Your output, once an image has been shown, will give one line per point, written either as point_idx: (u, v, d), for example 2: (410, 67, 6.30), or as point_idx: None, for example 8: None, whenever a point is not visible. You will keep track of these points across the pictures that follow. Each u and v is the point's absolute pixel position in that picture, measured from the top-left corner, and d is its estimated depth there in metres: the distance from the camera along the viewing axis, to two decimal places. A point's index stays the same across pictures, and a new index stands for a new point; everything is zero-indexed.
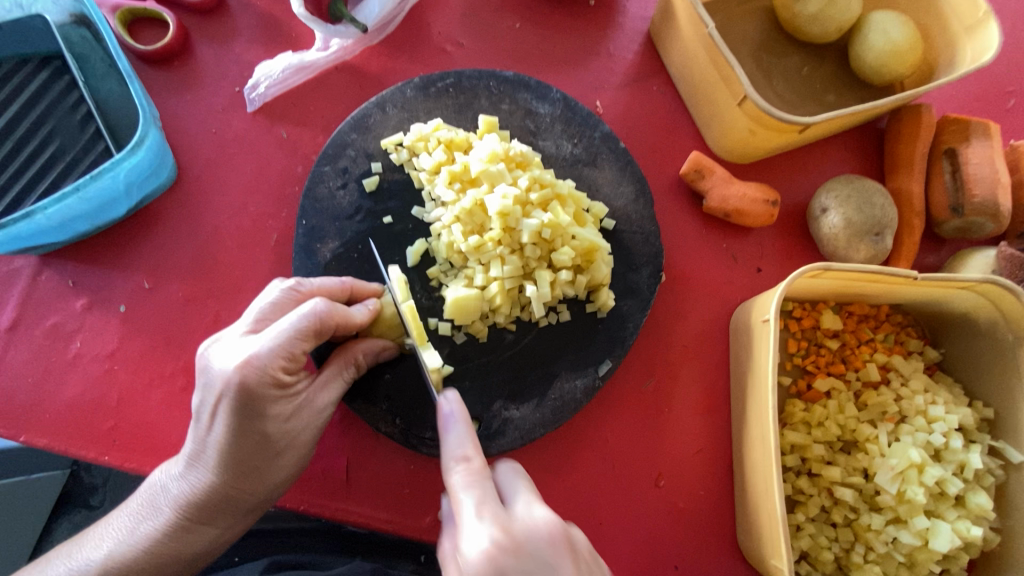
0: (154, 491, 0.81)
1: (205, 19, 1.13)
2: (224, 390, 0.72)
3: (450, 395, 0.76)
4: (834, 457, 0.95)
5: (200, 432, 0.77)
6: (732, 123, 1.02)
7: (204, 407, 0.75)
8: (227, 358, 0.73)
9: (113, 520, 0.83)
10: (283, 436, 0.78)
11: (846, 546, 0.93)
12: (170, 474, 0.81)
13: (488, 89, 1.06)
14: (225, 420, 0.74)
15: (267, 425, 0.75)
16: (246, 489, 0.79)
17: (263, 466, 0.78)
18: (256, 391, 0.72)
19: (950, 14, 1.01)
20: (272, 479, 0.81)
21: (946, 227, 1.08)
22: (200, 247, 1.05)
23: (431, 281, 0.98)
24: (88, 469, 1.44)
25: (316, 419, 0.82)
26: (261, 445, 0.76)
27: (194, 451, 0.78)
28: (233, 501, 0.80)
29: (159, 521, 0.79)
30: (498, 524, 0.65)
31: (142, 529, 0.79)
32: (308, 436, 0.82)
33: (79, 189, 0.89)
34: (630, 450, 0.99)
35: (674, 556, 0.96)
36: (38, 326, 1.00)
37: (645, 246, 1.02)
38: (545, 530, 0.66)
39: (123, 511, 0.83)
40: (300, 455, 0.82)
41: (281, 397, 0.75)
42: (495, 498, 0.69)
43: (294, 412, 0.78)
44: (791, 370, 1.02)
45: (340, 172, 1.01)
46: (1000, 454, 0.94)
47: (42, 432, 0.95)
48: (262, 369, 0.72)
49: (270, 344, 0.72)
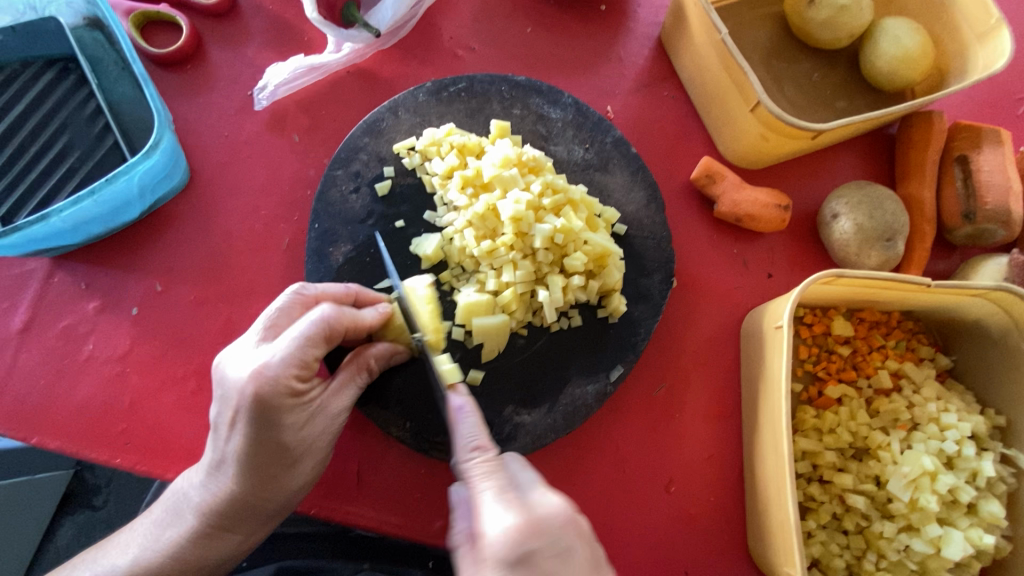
0: (177, 498, 0.82)
1: (217, 22, 1.13)
2: (239, 403, 0.72)
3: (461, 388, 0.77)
4: (846, 464, 0.95)
5: (219, 442, 0.77)
6: (744, 128, 1.03)
7: (221, 418, 0.75)
8: (239, 368, 0.73)
9: (138, 526, 0.83)
10: (299, 444, 0.78)
11: (858, 554, 0.92)
12: (192, 481, 0.81)
13: (499, 93, 1.06)
14: (243, 431, 0.74)
15: (283, 434, 0.75)
16: (266, 496, 0.79)
17: (281, 473, 0.79)
18: (270, 403, 0.72)
19: (962, 21, 1.01)
20: (291, 485, 0.81)
21: (957, 234, 1.07)
22: (212, 250, 1.05)
23: (443, 285, 0.98)
24: (92, 470, 1.42)
25: (331, 425, 0.82)
26: (278, 454, 0.76)
27: (214, 461, 0.78)
28: (254, 507, 0.80)
29: (182, 529, 0.80)
30: (520, 509, 0.65)
31: (166, 535, 0.80)
32: (324, 441, 0.82)
33: (93, 192, 0.89)
34: (641, 456, 0.99)
35: (684, 562, 0.96)
36: (51, 328, 1.00)
37: (656, 251, 1.02)
38: (566, 513, 0.66)
39: (147, 517, 0.84)
40: (317, 460, 0.83)
41: (297, 406, 0.75)
42: (514, 485, 0.69)
43: (309, 419, 0.78)
44: (802, 376, 1.02)
45: (352, 176, 1.01)
46: (1011, 462, 0.94)
47: (54, 434, 0.95)
48: (275, 380, 0.72)
49: (280, 354, 0.73)
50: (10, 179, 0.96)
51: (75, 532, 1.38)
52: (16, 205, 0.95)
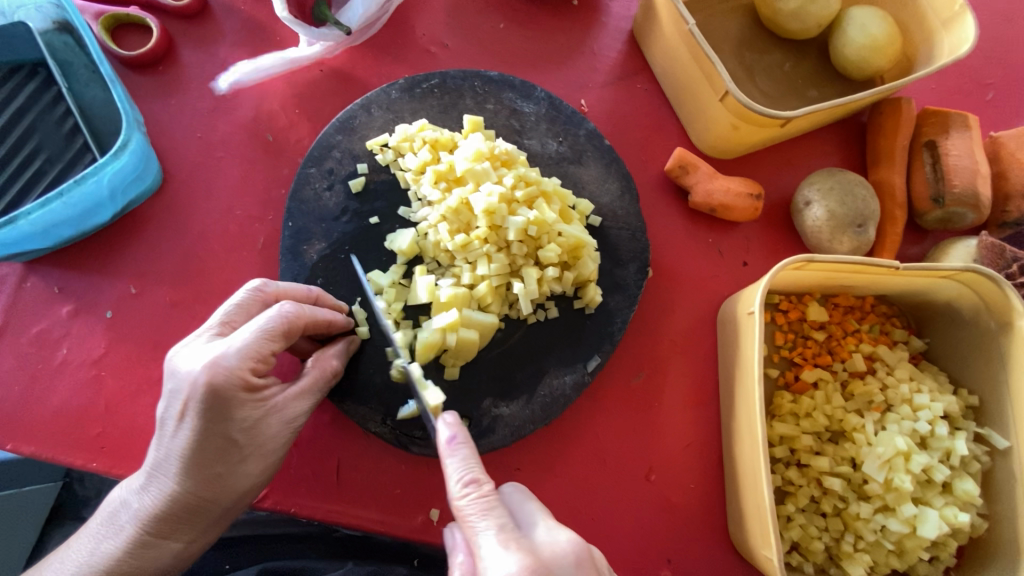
0: (116, 508, 0.80)
1: (189, 24, 1.13)
2: (192, 393, 0.73)
3: (450, 419, 0.74)
4: (822, 447, 0.96)
5: (163, 440, 0.76)
6: (715, 118, 1.03)
7: (169, 412, 0.75)
8: (194, 361, 0.74)
9: (74, 542, 0.81)
10: (248, 443, 0.77)
11: (836, 535, 0.93)
12: (131, 488, 0.80)
13: (472, 89, 1.06)
14: (190, 424, 0.74)
15: (231, 428, 0.75)
16: (210, 497, 0.78)
17: (227, 472, 0.78)
18: (224, 393, 0.73)
19: (926, 9, 1.03)
20: (238, 486, 0.80)
21: (928, 218, 1.09)
22: (187, 252, 1.04)
23: (403, 280, 0.98)
24: (81, 481, 1.40)
25: (285, 427, 0.81)
26: (224, 451, 0.76)
27: (156, 461, 0.78)
28: (198, 509, 0.78)
29: (121, 538, 0.78)
30: (524, 552, 0.65)
31: (103, 547, 0.78)
32: (277, 443, 0.81)
33: (62, 193, 0.89)
34: (620, 445, 1.00)
35: (665, 549, 0.97)
36: (25, 333, 0.99)
37: (631, 242, 1.02)
38: (570, 553, 0.67)
39: (85, 532, 0.81)
40: (268, 461, 0.81)
41: (249, 400, 0.76)
42: (513, 521, 0.69)
43: (261, 417, 0.77)
44: (778, 362, 1.03)
45: (326, 174, 1.01)
46: (985, 441, 0.95)
47: (30, 439, 0.95)
48: (230, 371, 0.73)
49: (236, 346, 0.74)
50: (9, 173, 0.96)
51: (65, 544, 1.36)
52: (12, 198, 0.95)
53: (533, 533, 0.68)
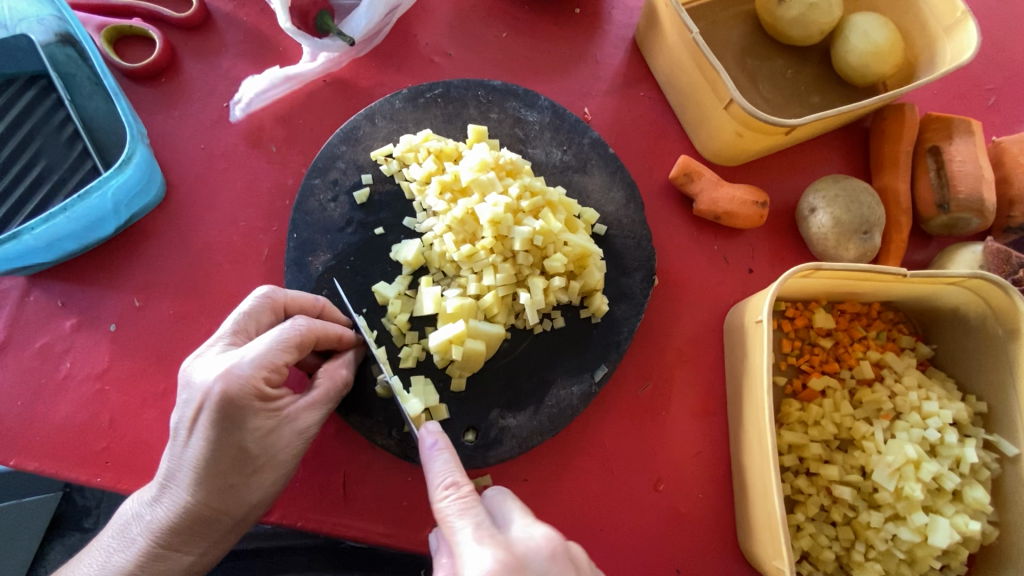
0: (127, 520, 0.79)
1: (191, 35, 1.13)
2: (206, 402, 0.72)
3: (433, 426, 0.77)
4: (831, 456, 0.95)
5: (177, 451, 0.76)
6: (719, 126, 1.03)
7: (183, 422, 0.74)
8: (208, 371, 0.74)
9: (83, 557, 0.79)
10: (261, 453, 0.77)
11: (847, 544, 0.92)
12: (143, 500, 0.79)
13: (476, 98, 1.06)
14: (205, 433, 0.73)
15: (245, 438, 0.74)
16: (223, 508, 0.77)
17: (241, 483, 0.77)
18: (239, 402, 0.72)
19: (929, 15, 1.03)
20: (251, 497, 0.79)
21: (933, 223, 1.08)
22: (191, 263, 1.04)
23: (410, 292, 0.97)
24: (81, 491, 1.38)
25: (297, 438, 0.80)
26: (238, 461, 0.75)
27: (169, 471, 0.77)
28: (211, 521, 0.77)
29: (132, 551, 0.76)
30: (498, 546, 0.64)
31: (112, 560, 0.76)
32: (289, 454, 0.80)
33: (66, 208, 0.88)
34: (628, 455, 0.99)
35: (675, 559, 0.96)
36: (27, 347, 0.99)
37: (637, 250, 1.02)
38: (545, 548, 0.65)
39: (94, 546, 0.80)
40: (280, 472, 0.81)
41: (263, 410, 0.75)
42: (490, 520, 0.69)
43: (274, 427, 0.77)
44: (786, 370, 1.03)
45: (330, 185, 1.00)
46: (994, 448, 0.95)
47: (33, 455, 0.94)
48: (245, 381, 0.72)
49: (251, 356, 0.74)
50: (10, 178, 0.96)
51: (67, 556, 1.34)
52: (11, 205, 0.95)
53: (509, 530, 0.68)
